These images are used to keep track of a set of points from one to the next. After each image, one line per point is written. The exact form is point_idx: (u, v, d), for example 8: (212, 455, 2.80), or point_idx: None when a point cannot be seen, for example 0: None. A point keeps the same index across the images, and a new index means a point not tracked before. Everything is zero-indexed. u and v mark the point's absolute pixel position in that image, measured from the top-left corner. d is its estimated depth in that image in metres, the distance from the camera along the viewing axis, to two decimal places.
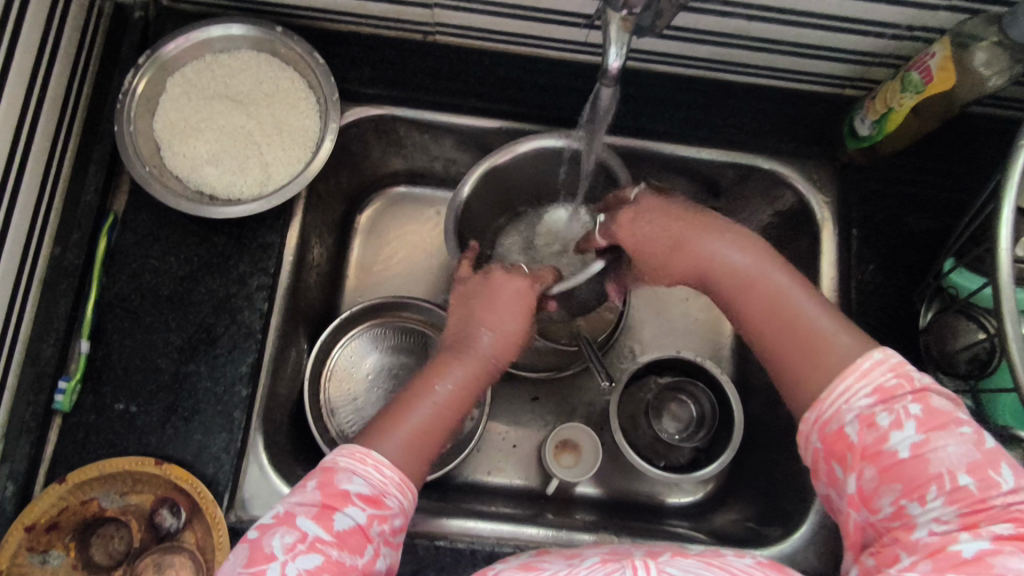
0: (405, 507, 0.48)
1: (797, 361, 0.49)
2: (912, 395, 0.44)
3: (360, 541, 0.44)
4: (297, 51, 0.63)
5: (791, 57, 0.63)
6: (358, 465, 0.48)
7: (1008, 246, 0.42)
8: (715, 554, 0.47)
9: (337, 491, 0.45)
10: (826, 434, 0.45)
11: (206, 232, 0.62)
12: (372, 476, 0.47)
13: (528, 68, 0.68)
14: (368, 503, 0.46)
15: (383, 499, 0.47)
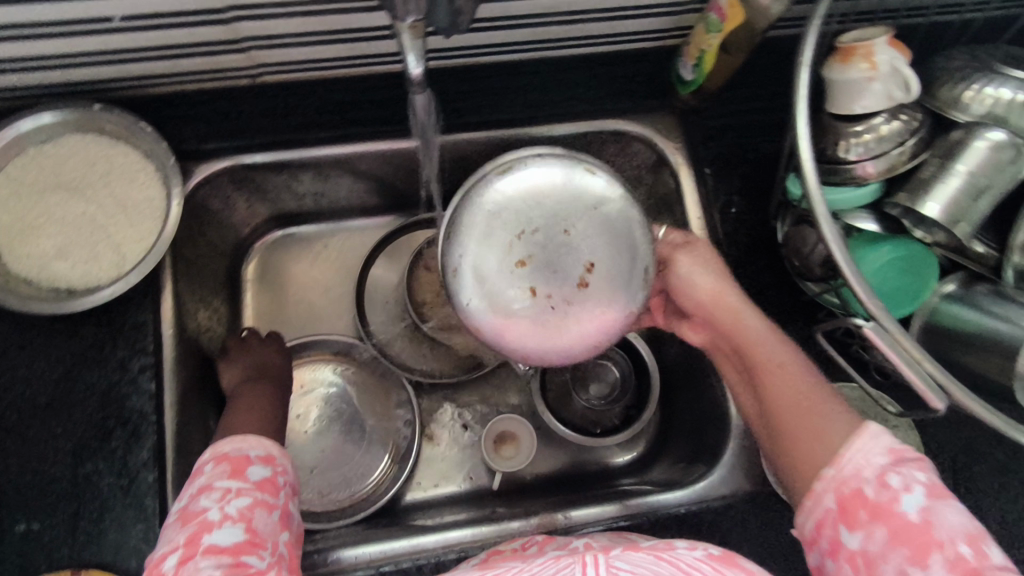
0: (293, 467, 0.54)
1: (799, 442, 0.48)
2: (922, 465, 0.42)
3: (275, 488, 0.49)
4: (120, 124, 0.61)
5: (607, 23, 0.64)
6: (242, 441, 0.52)
7: (809, 155, 0.46)
8: (667, 547, 0.45)
9: (237, 455, 0.50)
10: (842, 494, 0.43)
11: (73, 327, 0.60)
12: (260, 443, 0.52)
13: (362, 87, 0.68)
14: (267, 460, 0.51)
15: (277, 457, 0.52)
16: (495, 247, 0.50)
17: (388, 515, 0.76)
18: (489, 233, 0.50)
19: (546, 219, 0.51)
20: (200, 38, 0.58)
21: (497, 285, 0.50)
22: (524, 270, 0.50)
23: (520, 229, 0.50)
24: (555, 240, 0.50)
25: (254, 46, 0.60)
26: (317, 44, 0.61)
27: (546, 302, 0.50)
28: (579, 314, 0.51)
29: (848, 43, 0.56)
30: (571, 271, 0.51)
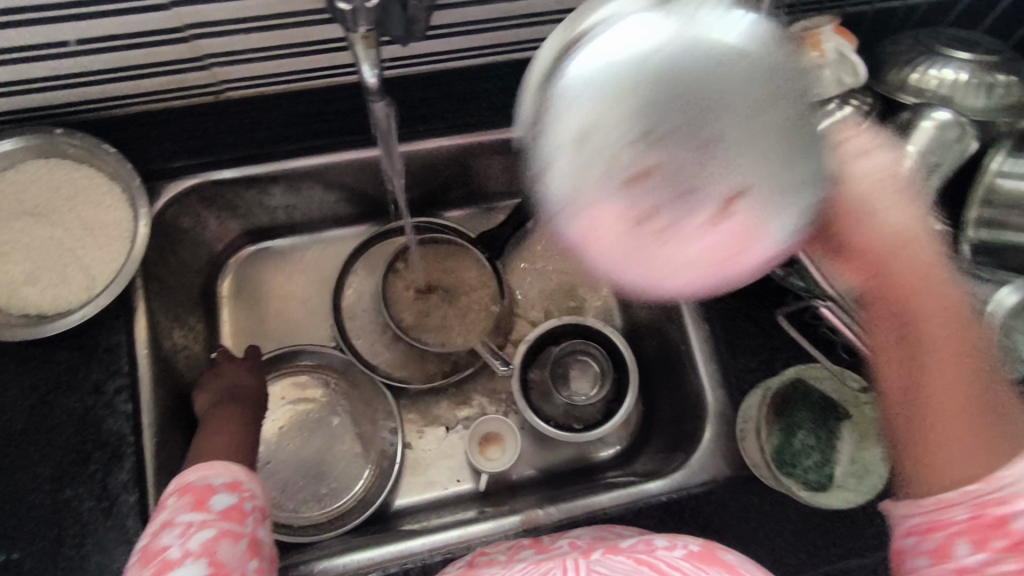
0: (263, 488, 0.54)
1: (948, 425, 0.39)
2: None
3: (241, 516, 0.49)
4: (83, 146, 0.61)
5: (565, 23, 0.65)
6: (208, 468, 0.52)
7: None
8: (647, 547, 0.49)
9: (202, 485, 0.50)
10: (981, 513, 0.37)
11: (45, 353, 0.59)
12: (226, 469, 0.52)
13: (325, 98, 0.67)
14: (233, 487, 0.51)
15: (244, 482, 0.52)
16: (591, 145, 0.36)
17: (375, 523, 0.76)
18: (597, 118, 0.36)
19: (675, 118, 0.36)
20: (160, 57, 0.58)
21: (609, 189, 0.36)
22: (640, 183, 0.36)
23: (645, 121, 0.36)
24: (678, 147, 0.36)
25: (215, 61, 0.60)
26: (278, 57, 0.61)
27: (668, 223, 0.36)
28: (711, 251, 0.36)
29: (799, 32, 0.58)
30: (701, 190, 0.36)
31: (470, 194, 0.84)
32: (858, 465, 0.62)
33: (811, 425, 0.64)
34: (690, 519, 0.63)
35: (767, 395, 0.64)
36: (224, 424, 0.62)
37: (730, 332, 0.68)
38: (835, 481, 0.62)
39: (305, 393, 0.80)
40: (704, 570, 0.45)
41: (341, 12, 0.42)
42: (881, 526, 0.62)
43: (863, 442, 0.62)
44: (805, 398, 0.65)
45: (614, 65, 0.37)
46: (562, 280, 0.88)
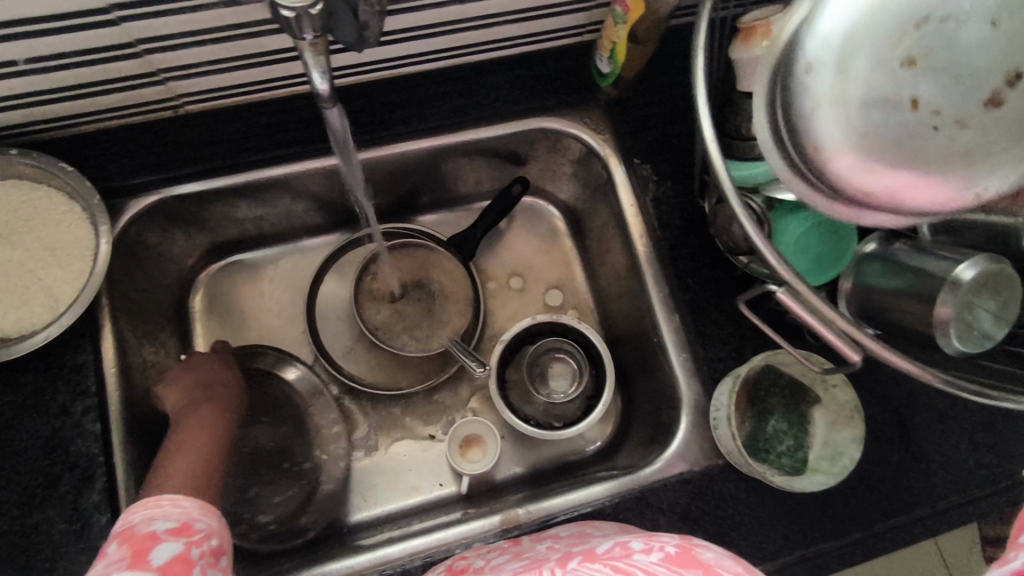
0: (215, 528, 0.51)
1: None
2: None
3: (185, 568, 0.46)
4: (38, 165, 0.61)
5: (520, 23, 0.66)
6: (154, 510, 0.49)
7: (712, 137, 0.47)
8: (624, 553, 0.44)
9: (143, 534, 0.47)
10: None
11: (11, 376, 0.59)
12: (173, 512, 0.49)
13: (288, 108, 0.68)
14: (179, 534, 0.48)
15: (191, 525, 0.49)
16: (875, 41, 0.37)
17: (356, 532, 0.76)
18: (875, 27, 0.37)
19: (961, 8, 0.37)
20: (115, 73, 0.58)
21: (859, 95, 0.37)
22: (911, 73, 0.37)
23: (898, 39, 0.37)
24: (972, 31, 0.36)
25: (171, 76, 0.60)
26: (234, 69, 0.61)
27: (930, 121, 0.37)
28: (970, 147, 0.37)
29: (748, 23, 0.58)
30: (983, 93, 0.36)
31: (439, 198, 0.84)
32: (829, 448, 0.62)
33: (782, 411, 0.65)
34: (667, 510, 0.63)
35: (735, 383, 0.62)
36: (187, 428, 0.61)
37: (700, 322, 0.68)
38: (808, 465, 0.62)
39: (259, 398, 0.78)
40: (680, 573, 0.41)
41: (284, 20, 0.42)
42: (855, 507, 0.63)
43: (835, 424, 0.63)
44: (774, 384, 0.66)
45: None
46: (536, 279, 0.88)
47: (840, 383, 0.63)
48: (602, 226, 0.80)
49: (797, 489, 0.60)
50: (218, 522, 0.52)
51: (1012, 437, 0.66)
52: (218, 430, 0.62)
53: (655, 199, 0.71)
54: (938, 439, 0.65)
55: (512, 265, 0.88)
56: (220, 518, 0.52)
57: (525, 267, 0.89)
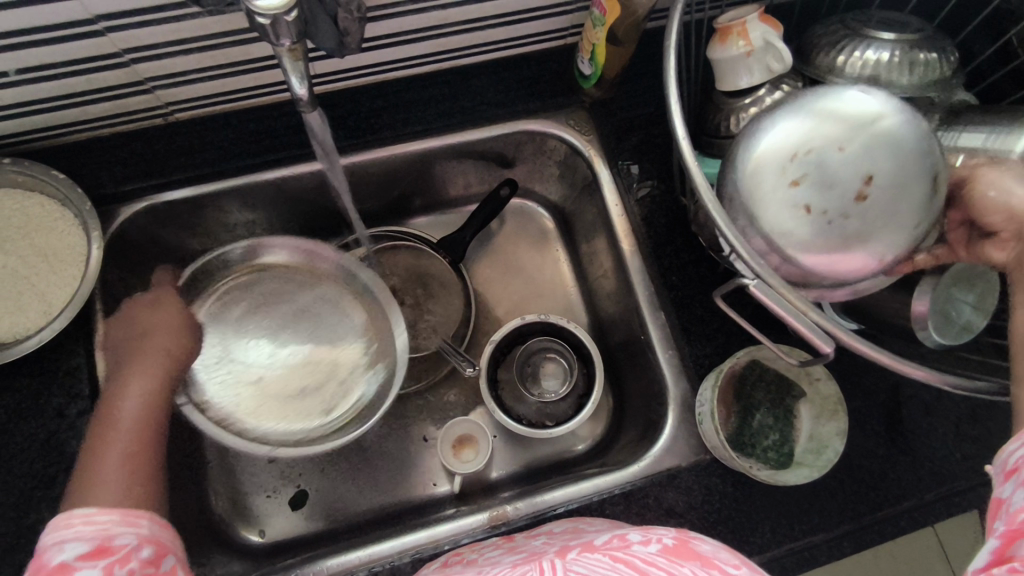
0: (146, 535, 0.46)
1: None
2: None
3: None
4: (32, 174, 0.62)
5: (503, 28, 0.67)
6: (65, 531, 0.44)
7: (683, 134, 0.48)
8: (622, 543, 0.42)
9: (55, 567, 0.42)
10: None
11: (6, 380, 0.60)
12: (87, 533, 0.44)
13: (276, 115, 0.69)
14: (95, 557, 0.43)
15: (111, 544, 0.44)
16: (767, 177, 0.51)
17: (351, 531, 0.77)
18: (768, 157, 0.51)
19: (823, 142, 0.50)
20: (103, 82, 0.59)
21: (767, 212, 0.50)
22: (799, 192, 0.50)
23: (788, 162, 0.50)
24: (834, 156, 0.50)
25: (158, 84, 0.61)
26: (221, 77, 0.62)
27: (822, 219, 0.49)
28: (857, 231, 0.49)
29: (724, 22, 0.59)
30: (854, 187, 0.49)
31: (430, 201, 0.85)
32: (815, 442, 0.63)
33: (767, 406, 0.65)
34: (654, 505, 0.64)
35: (718, 378, 0.62)
36: (127, 383, 0.55)
37: (685, 318, 0.69)
38: (794, 458, 0.63)
39: (285, 305, 0.76)
40: (680, 564, 0.39)
41: (262, 26, 0.43)
42: (842, 500, 0.63)
43: (820, 417, 0.63)
44: (760, 379, 0.66)
45: (773, 123, 0.52)
46: (526, 279, 0.89)
47: (823, 376, 0.64)
48: (589, 227, 0.81)
49: (782, 483, 0.60)
50: (150, 526, 0.46)
51: (997, 428, 0.66)
52: (157, 377, 0.56)
53: (638, 199, 0.72)
54: (923, 432, 0.66)
55: (502, 267, 0.89)
56: (153, 521, 0.47)
57: (514, 268, 0.90)
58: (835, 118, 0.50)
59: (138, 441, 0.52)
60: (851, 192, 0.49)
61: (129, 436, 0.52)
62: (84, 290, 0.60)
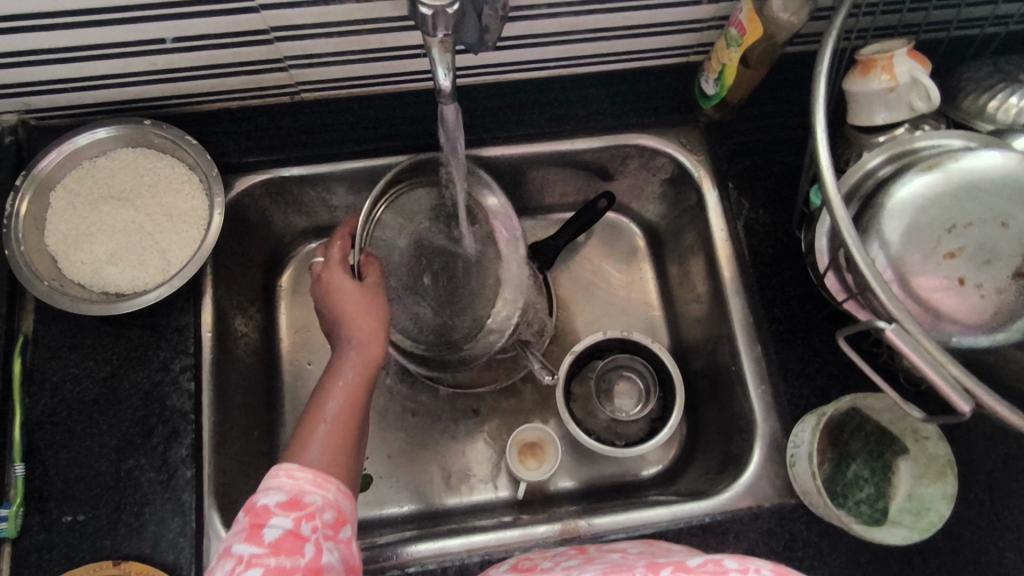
0: (332, 500, 0.49)
1: None
2: None
3: (296, 544, 0.45)
4: (168, 137, 0.65)
5: (632, 39, 0.67)
6: (272, 480, 0.49)
7: (829, 166, 0.47)
8: (719, 565, 0.40)
9: (258, 508, 0.46)
10: None
11: (119, 329, 0.63)
12: (286, 485, 0.48)
13: (396, 104, 0.70)
14: (288, 508, 0.47)
15: (302, 500, 0.48)
16: (923, 243, 0.50)
17: (414, 522, 0.77)
18: (924, 223, 0.50)
19: (980, 213, 0.50)
20: (246, 57, 0.61)
21: (920, 277, 0.50)
22: (952, 262, 0.50)
23: (944, 231, 0.50)
24: (992, 229, 0.50)
25: (294, 65, 0.63)
26: (353, 62, 0.64)
27: (975, 292, 0.49)
28: (1012, 305, 0.49)
29: (869, 54, 0.56)
30: (1010, 262, 0.49)
31: (523, 205, 0.84)
32: (915, 501, 0.59)
33: (864, 457, 0.62)
34: (733, 542, 0.62)
35: (821, 421, 0.60)
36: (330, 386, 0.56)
37: (784, 355, 0.66)
38: (889, 516, 0.60)
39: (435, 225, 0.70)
40: None
41: (422, 17, 0.44)
42: (935, 567, 0.60)
43: (922, 478, 0.60)
44: (859, 429, 0.63)
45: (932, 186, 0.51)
46: (611, 294, 0.87)
47: (932, 436, 0.60)
48: (686, 249, 0.79)
49: (876, 539, 0.57)
50: (337, 492, 0.50)
51: None
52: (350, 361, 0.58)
53: (746, 226, 0.70)
54: None
55: (589, 279, 0.88)
56: (340, 488, 0.50)
57: (601, 282, 0.88)
58: (996, 188, 0.51)
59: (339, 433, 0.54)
60: (1007, 268, 0.49)
61: (332, 424, 0.54)
62: (200, 251, 0.62)
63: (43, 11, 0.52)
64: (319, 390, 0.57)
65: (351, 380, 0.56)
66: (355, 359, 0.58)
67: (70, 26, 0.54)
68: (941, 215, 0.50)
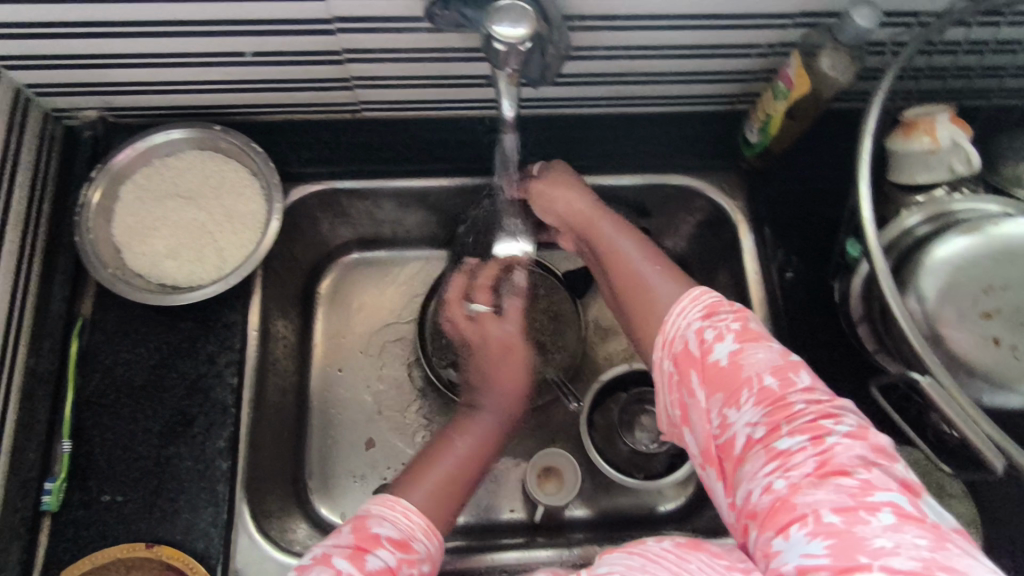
0: (430, 554, 0.50)
1: None
2: (809, 443, 0.41)
3: None
4: (235, 143, 0.69)
5: (681, 84, 0.70)
6: (389, 511, 0.51)
7: (871, 217, 0.49)
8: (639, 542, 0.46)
9: (372, 535, 0.48)
10: (675, 354, 0.49)
11: (172, 320, 0.66)
12: (399, 523, 0.50)
13: (450, 128, 0.74)
14: (398, 546, 0.48)
15: (410, 544, 0.49)
16: (961, 300, 0.52)
17: None
18: (962, 281, 0.53)
19: (1018, 278, 0.52)
20: (318, 75, 0.65)
21: (956, 334, 0.51)
22: (987, 323, 0.52)
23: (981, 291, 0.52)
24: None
25: (360, 85, 0.67)
26: (415, 86, 0.67)
27: (1011, 353, 0.50)
28: None
29: (911, 117, 0.59)
30: None
31: None
32: None
33: None
34: None
35: None
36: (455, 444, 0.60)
37: None
38: None
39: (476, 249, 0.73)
40: (689, 559, 0.42)
41: (495, 51, 0.47)
42: None
43: None
44: None
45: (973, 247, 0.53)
46: None
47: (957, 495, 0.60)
48: None
49: None
50: (434, 548, 0.51)
51: None
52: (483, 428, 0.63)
53: (780, 273, 0.71)
54: None
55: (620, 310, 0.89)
56: (439, 545, 0.51)
57: None
58: None
59: (452, 485, 0.57)
60: None
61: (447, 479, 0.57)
62: (255, 253, 0.65)
63: (142, 21, 0.56)
64: (437, 444, 0.60)
65: (473, 445, 0.61)
66: (493, 423, 0.63)
67: (160, 35, 0.58)
68: (979, 275, 0.53)
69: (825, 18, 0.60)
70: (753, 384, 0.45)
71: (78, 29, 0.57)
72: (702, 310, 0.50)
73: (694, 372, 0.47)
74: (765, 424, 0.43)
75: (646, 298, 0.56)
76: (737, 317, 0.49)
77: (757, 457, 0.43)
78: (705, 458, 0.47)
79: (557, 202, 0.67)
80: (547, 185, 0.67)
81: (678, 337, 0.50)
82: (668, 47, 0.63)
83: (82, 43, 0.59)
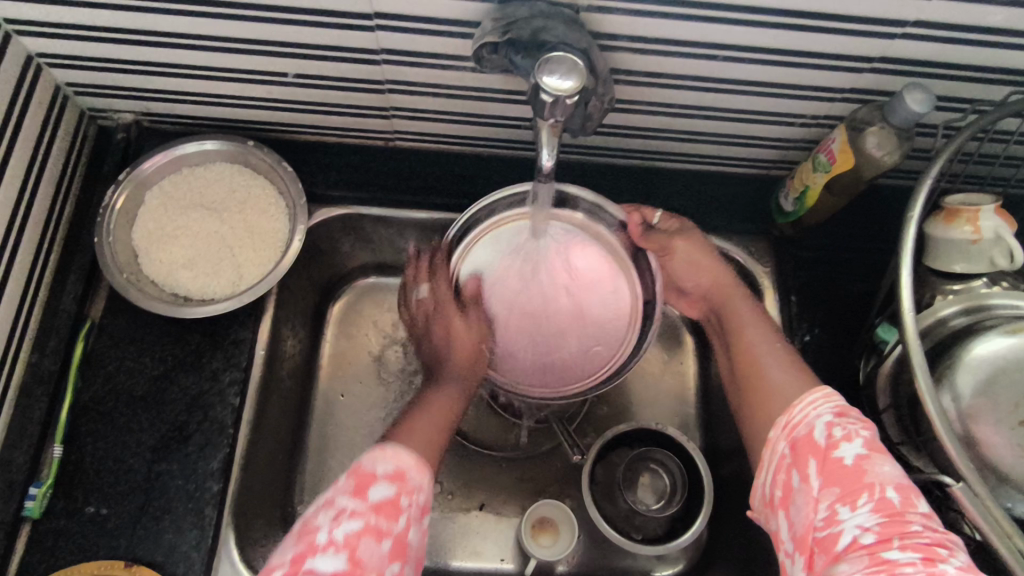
0: (428, 488, 0.48)
1: None
2: (921, 566, 0.41)
3: (394, 510, 0.45)
4: (266, 160, 0.68)
5: (720, 144, 0.69)
6: (381, 453, 0.49)
7: (911, 308, 0.48)
8: None
9: (367, 471, 0.47)
10: (794, 438, 0.50)
11: (180, 332, 0.64)
12: (391, 457, 0.48)
13: (482, 165, 0.73)
14: (395, 479, 0.47)
15: (407, 474, 0.47)
16: (1001, 404, 0.51)
17: None
18: (1005, 385, 0.51)
19: None
20: (356, 100, 0.65)
21: (993, 440, 0.50)
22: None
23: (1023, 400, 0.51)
24: None
25: (398, 114, 0.67)
26: (454, 121, 0.67)
27: None
28: None
29: (955, 204, 0.56)
30: None
31: None
32: None
33: None
34: None
35: None
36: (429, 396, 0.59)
37: None
38: None
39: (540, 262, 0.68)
40: None
41: (541, 102, 0.46)
42: None
43: None
44: None
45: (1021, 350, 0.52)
46: (653, 383, 0.86)
47: None
48: None
49: None
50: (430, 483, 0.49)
51: None
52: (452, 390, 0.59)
53: (804, 345, 0.69)
54: None
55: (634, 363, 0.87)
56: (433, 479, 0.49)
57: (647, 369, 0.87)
58: None
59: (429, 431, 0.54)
60: None
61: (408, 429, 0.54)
62: (272, 272, 0.64)
63: (192, 34, 0.57)
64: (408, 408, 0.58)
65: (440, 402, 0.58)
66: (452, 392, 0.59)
67: (206, 49, 0.58)
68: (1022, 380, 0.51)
69: (875, 95, 0.59)
70: (872, 489, 0.45)
71: (123, 35, 0.57)
72: (834, 408, 0.50)
73: (812, 460, 0.48)
74: (877, 532, 0.43)
75: (768, 387, 0.55)
76: (865, 424, 0.49)
77: (858, 558, 0.42)
78: (798, 546, 0.46)
79: (700, 267, 0.66)
80: (690, 247, 0.66)
81: (803, 423, 0.50)
82: (711, 108, 0.62)
83: (128, 50, 0.59)
